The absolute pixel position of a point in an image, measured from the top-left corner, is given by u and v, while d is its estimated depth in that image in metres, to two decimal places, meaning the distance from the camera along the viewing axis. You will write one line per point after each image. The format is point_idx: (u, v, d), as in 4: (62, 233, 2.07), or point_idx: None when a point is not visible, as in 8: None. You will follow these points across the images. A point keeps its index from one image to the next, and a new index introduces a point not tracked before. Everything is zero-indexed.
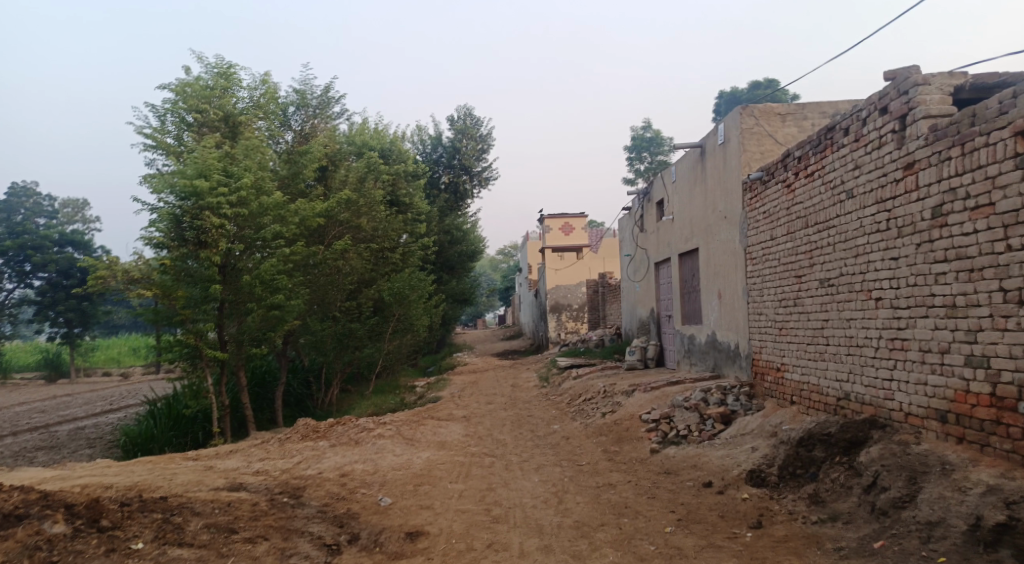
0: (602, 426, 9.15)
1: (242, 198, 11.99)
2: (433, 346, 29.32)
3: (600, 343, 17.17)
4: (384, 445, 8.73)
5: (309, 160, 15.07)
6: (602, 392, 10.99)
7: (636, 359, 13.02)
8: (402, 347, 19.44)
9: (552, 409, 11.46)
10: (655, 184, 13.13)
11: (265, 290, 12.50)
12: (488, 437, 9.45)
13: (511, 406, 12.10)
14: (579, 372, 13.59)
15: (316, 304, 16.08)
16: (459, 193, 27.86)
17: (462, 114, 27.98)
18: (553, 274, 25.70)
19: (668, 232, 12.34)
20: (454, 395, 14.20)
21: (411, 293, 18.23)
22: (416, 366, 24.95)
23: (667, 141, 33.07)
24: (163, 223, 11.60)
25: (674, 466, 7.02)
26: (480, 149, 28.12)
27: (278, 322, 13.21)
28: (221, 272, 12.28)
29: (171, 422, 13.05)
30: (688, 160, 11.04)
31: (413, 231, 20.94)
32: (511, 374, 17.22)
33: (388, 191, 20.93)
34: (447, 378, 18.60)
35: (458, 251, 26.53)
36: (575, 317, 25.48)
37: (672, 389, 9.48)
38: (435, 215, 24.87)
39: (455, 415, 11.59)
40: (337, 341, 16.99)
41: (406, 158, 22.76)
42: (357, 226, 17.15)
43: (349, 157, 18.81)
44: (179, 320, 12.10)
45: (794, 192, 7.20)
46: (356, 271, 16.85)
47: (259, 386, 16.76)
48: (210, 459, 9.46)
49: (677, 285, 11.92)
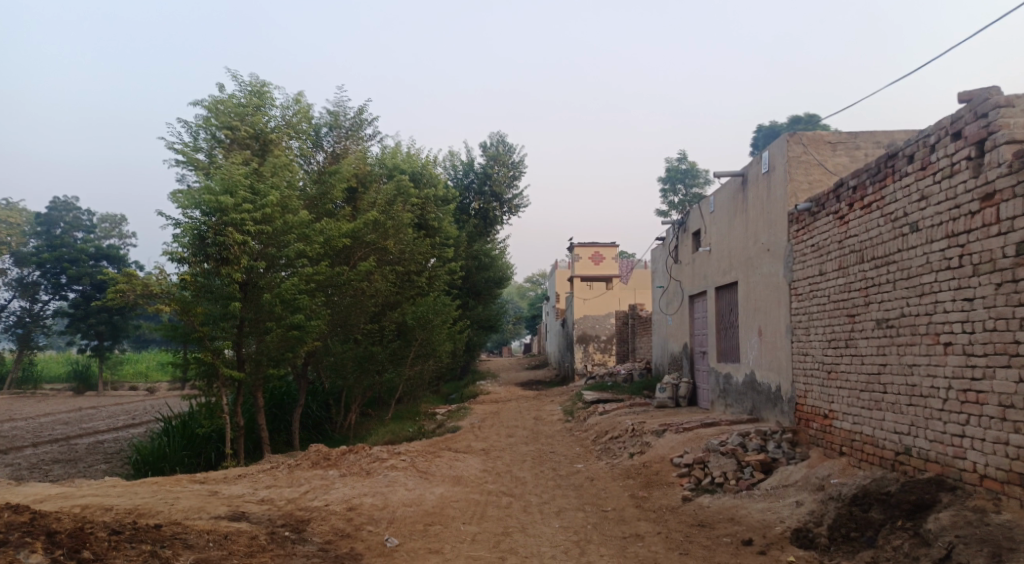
0: (629, 468, 8.58)
1: (266, 216, 12.00)
2: (457, 373, 28.87)
3: (628, 378, 16.54)
4: (397, 477, 8.26)
5: (338, 180, 15.03)
6: (630, 430, 10.41)
7: (666, 397, 12.47)
8: (424, 372, 19.02)
9: (576, 445, 10.88)
10: (692, 214, 12.62)
11: (284, 311, 12.40)
12: (507, 474, 8.91)
13: (533, 441, 11.54)
14: (605, 408, 13.03)
15: (338, 326, 15.78)
16: (489, 220, 27.63)
17: (495, 141, 27.84)
18: (581, 304, 25.17)
19: (704, 264, 11.79)
20: (474, 425, 13.69)
21: (435, 318, 17.87)
22: (439, 393, 24.49)
23: (702, 173, 32.52)
24: (186, 238, 11.45)
25: (708, 519, 6.44)
26: (511, 176, 27.92)
27: (297, 342, 12.90)
28: (243, 290, 12.13)
29: (184, 441, 12.75)
30: (728, 189, 10.53)
31: (440, 255, 20.67)
32: (534, 405, 16.65)
33: (416, 214, 20.77)
34: (469, 407, 18.10)
35: (486, 278, 26.17)
36: (603, 349, 24.82)
37: (707, 431, 8.89)
38: (464, 241, 24.63)
39: (474, 447, 11.08)
40: (358, 365, 16.64)
41: (437, 183, 22.62)
42: (383, 248, 16.90)
43: (378, 179, 18.69)
44: (197, 337, 11.86)
45: (848, 224, 6.65)
46: (379, 293, 16.59)
47: (277, 408, 16.46)
48: (216, 483, 9.08)
49: (713, 320, 11.34)
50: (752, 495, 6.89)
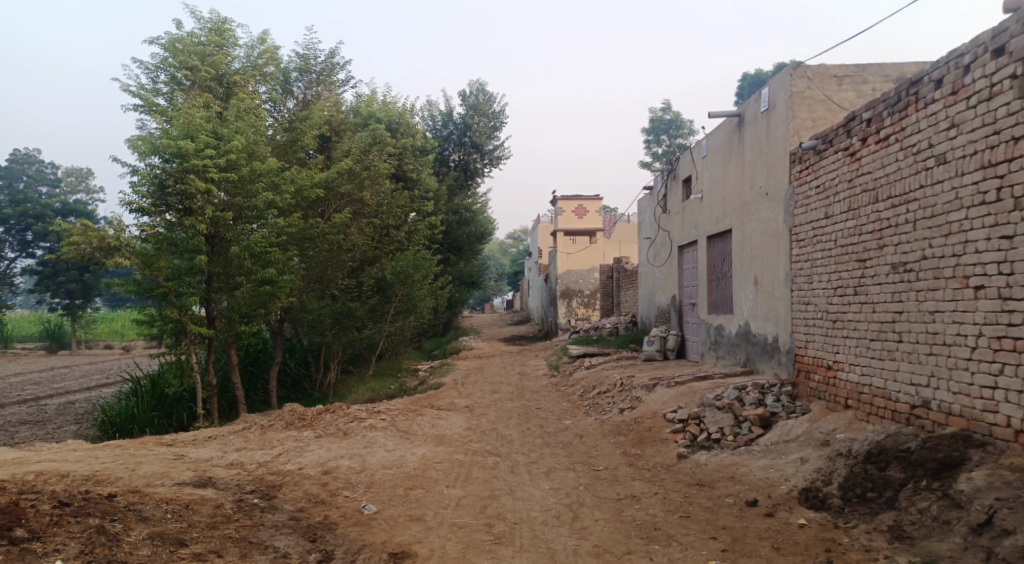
0: (620, 424, 8.18)
1: (231, 161, 11.12)
2: (439, 329, 28.41)
3: (615, 331, 16.15)
4: (375, 438, 7.79)
5: (309, 126, 14.17)
6: (618, 384, 10.03)
7: (654, 349, 12.07)
8: (405, 328, 18.46)
9: (563, 401, 10.49)
10: (682, 159, 12.05)
11: (255, 263, 11.64)
12: (492, 432, 8.48)
13: (518, 397, 11.13)
14: (591, 362, 12.66)
15: (313, 281, 15.16)
16: (470, 172, 26.79)
17: (474, 90, 26.80)
18: (565, 257, 24.69)
19: (695, 212, 11.29)
20: (457, 382, 13.26)
21: (415, 273, 17.24)
22: (420, 350, 24.02)
23: (687, 124, 31.82)
24: (144, 186, 10.69)
25: (707, 478, 6.05)
26: (493, 126, 26.91)
27: (270, 298, 12.18)
28: (209, 242, 11.44)
29: (154, 401, 12.14)
30: (723, 132, 9.96)
31: (419, 208, 19.95)
32: (519, 361, 16.25)
33: (393, 165, 19.92)
34: (452, 363, 17.66)
35: (467, 233, 25.50)
36: (587, 304, 24.45)
37: (699, 384, 8.49)
38: (443, 194, 23.87)
39: (457, 404, 10.64)
40: (336, 321, 16.06)
41: (414, 132, 21.70)
42: (359, 199, 16.15)
43: (352, 128, 17.79)
44: (161, 293, 11.23)
45: (860, 161, 6.15)
46: (356, 246, 15.94)
47: (252, 366, 15.88)
48: (184, 447, 8.55)
49: (704, 270, 10.90)
50: (751, 451, 6.50)
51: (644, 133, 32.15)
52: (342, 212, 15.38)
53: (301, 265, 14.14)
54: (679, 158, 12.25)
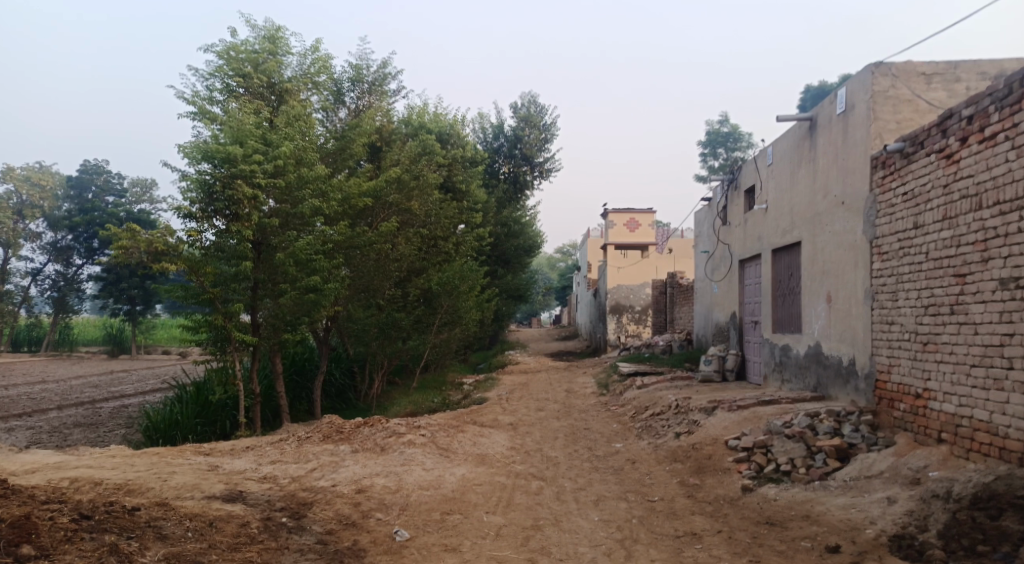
0: (677, 450, 7.56)
1: (277, 167, 11.12)
2: (485, 343, 28.03)
3: (668, 349, 15.41)
4: (414, 455, 7.38)
5: (358, 134, 14.04)
6: (674, 407, 9.39)
7: (712, 370, 11.36)
8: (451, 341, 18.14)
9: (613, 422, 9.89)
10: (745, 168, 11.33)
11: (299, 270, 11.52)
12: (537, 453, 7.96)
13: (565, 415, 10.58)
14: (643, 381, 12.02)
15: (360, 290, 14.95)
16: (520, 184, 26.45)
17: (526, 102, 26.49)
18: (615, 272, 24.03)
19: (759, 223, 10.57)
20: (502, 397, 12.79)
21: (461, 284, 16.94)
22: (466, 363, 23.69)
23: (745, 136, 30.79)
24: (193, 191, 10.68)
25: (777, 516, 5.40)
26: (544, 138, 26.56)
27: (314, 306, 12.02)
28: (256, 249, 11.35)
29: (197, 408, 12.06)
30: (792, 137, 9.25)
31: (468, 219, 19.66)
32: (566, 377, 15.66)
33: (443, 175, 19.75)
34: (497, 378, 17.22)
35: (516, 245, 25.11)
36: (638, 320, 23.66)
37: (765, 409, 7.80)
38: (493, 206, 23.57)
39: (501, 421, 10.17)
40: (381, 332, 15.82)
41: (465, 143, 21.50)
42: (406, 208, 15.96)
43: (403, 137, 17.67)
44: (208, 299, 11.10)
45: (958, 163, 5.46)
46: (403, 256, 15.70)
47: (297, 376, 15.77)
48: (220, 457, 8.31)
49: (768, 286, 10.16)
50: (827, 487, 5.82)
51: (700, 146, 31.24)
52: (390, 221, 15.21)
53: (348, 275, 14.08)
54: (741, 167, 11.54)
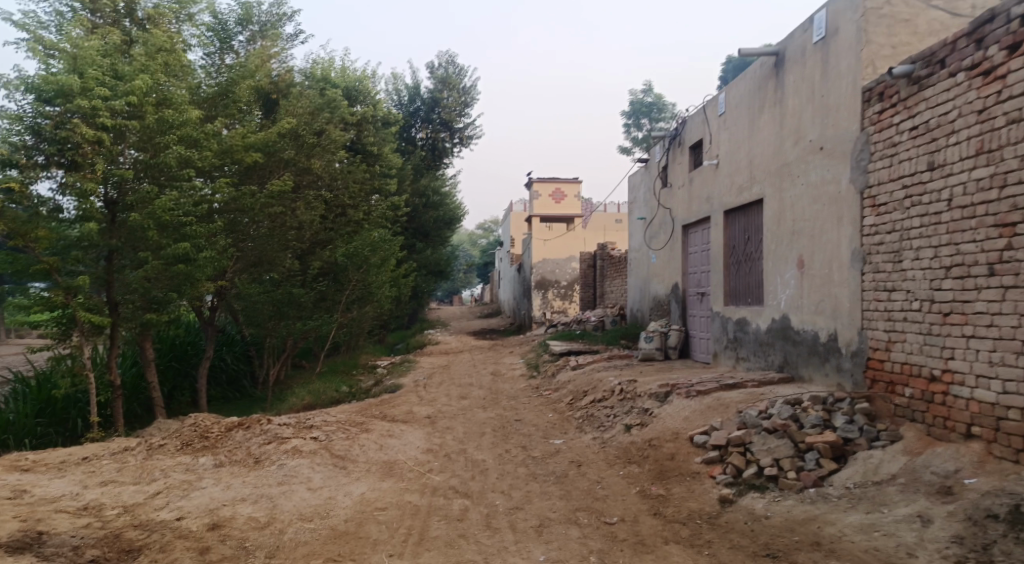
0: (629, 448, 6.19)
1: (129, 108, 8.89)
2: (402, 322, 26.16)
3: (599, 325, 14.19)
4: (298, 468, 5.66)
5: (242, 77, 11.85)
6: (618, 392, 8.09)
7: (654, 347, 10.16)
8: (363, 318, 16.17)
9: (547, 412, 8.46)
10: (691, 121, 10.10)
11: (163, 229, 9.39)
12: (459, 457, 6.41)
13: (491, 405, 9.07)
14: (577, 361, 10.70)
15: (251, 262, 12.99)
16: (438, 152, 24.56)
17: (444, 61, 24.54)
18: (540, 244, 22.66)
19: (708, 182, 9.37)
20: (418, 383, 11.16)
21: (372, 256, 14.76)
22: (381, 344, 21.83)
23: (669, 107, 30.03)
24: (18, 132, 8.50)
25: (779, 542, 4.09)
26: (464, 102, 24.73)
27: (186, 279, 9.88)
28: (107, 208, 9.12)
29: (39, 407, 9.77)
30: (750, 79, 8.02)
31: (380, 186, 17.70)
32: (490, 358, 14.16)
33: (350, 136, 17.66)
34: (413, 360, 15.54)
35: (434, 217, 23.28)
36: (563, 295, 22.58)
37: (730, 395, 6.55)
38: (408, 173, 21.64)
39: (416, 414, 8.55)
40: (277, 310, 13.59)
41: (376, 102, 19.41)
42: (306, 168, 14.08)
43: (303, 89, 15.50)
44: (43, 271, 8.84)
45: (1004, 81, 4.28)
46: (300, 219, 13.81)
47: (177, 362, 13.52)
48: (39, 475, 6.28)
49: (717, 253, 9.00)
50: (828, 498, 4.57)
51: (624, 116, 30.27)
52: (286, 180, 13.10)
53: (232, 248, 12.07)
54: (686, 121, 10.29)
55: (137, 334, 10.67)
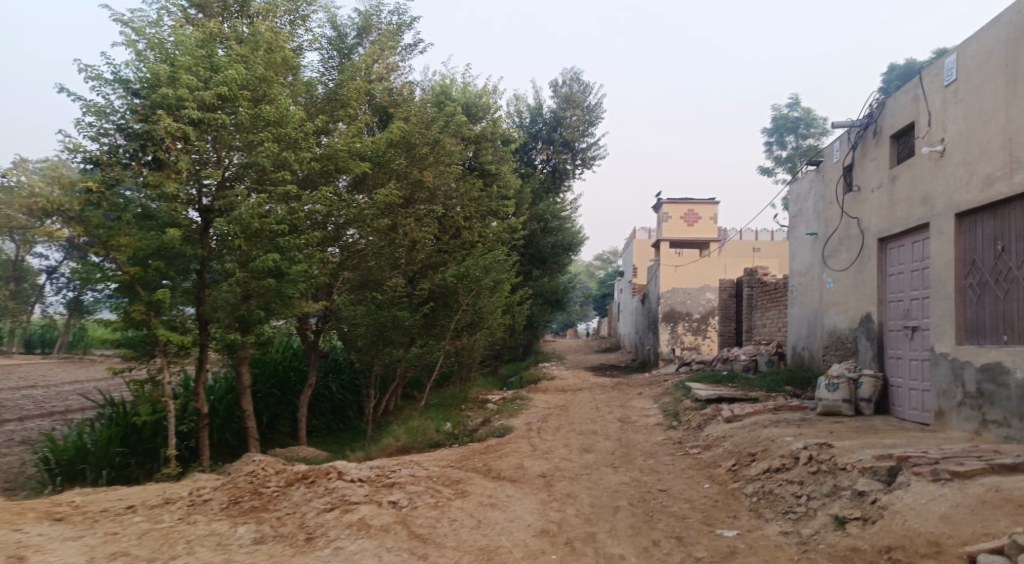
0: (852, 560, 4.00)
1: (220, 98, 7.96)
2: (518, 353, 24.61)
3: (751, 366, 11.79)
4: (360, 555, 4.00)
5: (349, 79, 10.83)
6: (807, 460, 5.87)
7: (840, 399, 7.78)
8: (476, 346, 14.58)
9: (703, 480, 6.36)
10: (892, 104, 7.87)
11: (250, 237, 8.35)
12: (588, 547, 4.50)
13: (624, 463, 7.08)
14: (733, 411, 8.49)
15: (358, 283, 12.19)
16: (559, 174, 23.03)
17: (567, 80, 23.16)
18: (671, 271, 20.32)
19: (923, 179, 7.10)
20: (533, 427, 9.37)
21: (485, 277, 13.28)
22: (494, 377, 20.35)
23: (818, 122, 26.84)
24: (105, 129, 7.75)
25: None
26: (587, 121, 23.18)
27: (277, 297, 8.73)
28: (202, 219, 8.38)
29: (121, 435, 8.90)
30: (1006, 25, 5.81)
31: (496, 207, 16.34)
32: (617, 399, 12.14)
33: (466, 152, 16.54)
34: (528, 397, 13.83)
35: (553, 242, 21.63)
36: (696, 330, 20.14)
37: (1014, 483, 4.20)
38: (526, 194, 20.24)
39: (530, 470, 6.74)
40: (380, 336, 12.27)
41: (496, 118, 18.21)
42: (417, 181, 12.99)
43: (420, 101, 14.55)
44: (125, 284, 7.90)
45: None
46: (406, 235, 12.59)
47: (276, 389, 12.61)
48: (65, 529, 5.04)
49: (943, 272, 6.64)
50: None
51: (765, 134, 27.43)
52: (394, 193, 11.98)
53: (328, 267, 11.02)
54: (885, 105, 8.04)
55: (233, 359, 9.89)
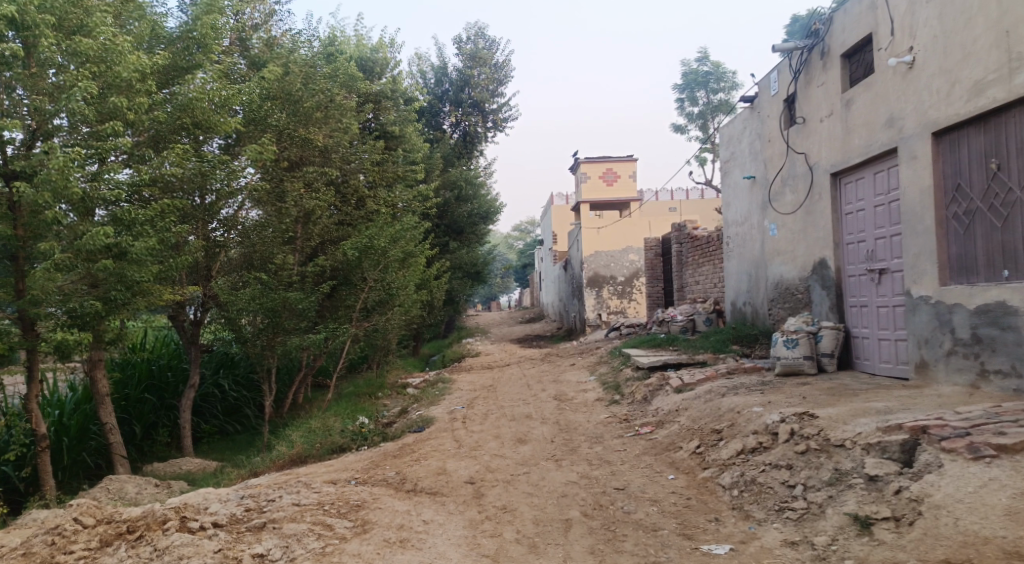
0: None
1: (9, 26, 6.12)
2: (439, 330, 23.19)
3: (689, 327, 10.92)
4: None
5: (204, 15, 8.83)
6: (788, 436, 4.81)
7: (800, 357, 6.89)
8: (390, 327, 12.85)
9: (664, 469, 5.24)
10: (841, 17, 6.89)
11: (70, 206, 6.46)
12: None
13: (568, 455, 5.87)
14: (683, 379, 7.46)
15: (240, 263, 10.64)
16: (470, 138, 21.47)
17: (472, 35, 21.51)
18: (594, 234, 19.36)
19: (885, 97, 6.16)
20: (457, 415, 8.06)
21: (392, 249, 11.73)
22: (414, 358, 18.87)
23: (728, 75, 26.41)
24: None
25: None
26: (496, 79, 21.66)
27: (121, 282, 6.92)
28: (7, 186, 6.45)
29: None
30: None
31: (402, 172, 14.68)
32: (548, 373, 10.99)
33: (364, 111, 14.74)
34: (449, 378, 12.51)
35: (469, 210, 20.17)
36: (621, 293, 19.35)
37: None
38: (437, 160, 18.62)
39: (454, 476, 5.43)
40: (269, 323, 10.49)
41: (397, 75, 16.43)
42: (305, 141, 11.25)
43: (304, 50, 12.63)
44: None
45: None
46: (293, 204, 10.96)
47: (149, 394, 10.71)
48: None
49: (916, 202, 5.74)
50: None
51: (676, 89, 26.78)
52: (267, 147, 9.96)
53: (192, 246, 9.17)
54: (832, 20, 7.07)
55: (86, 364, 8.48)
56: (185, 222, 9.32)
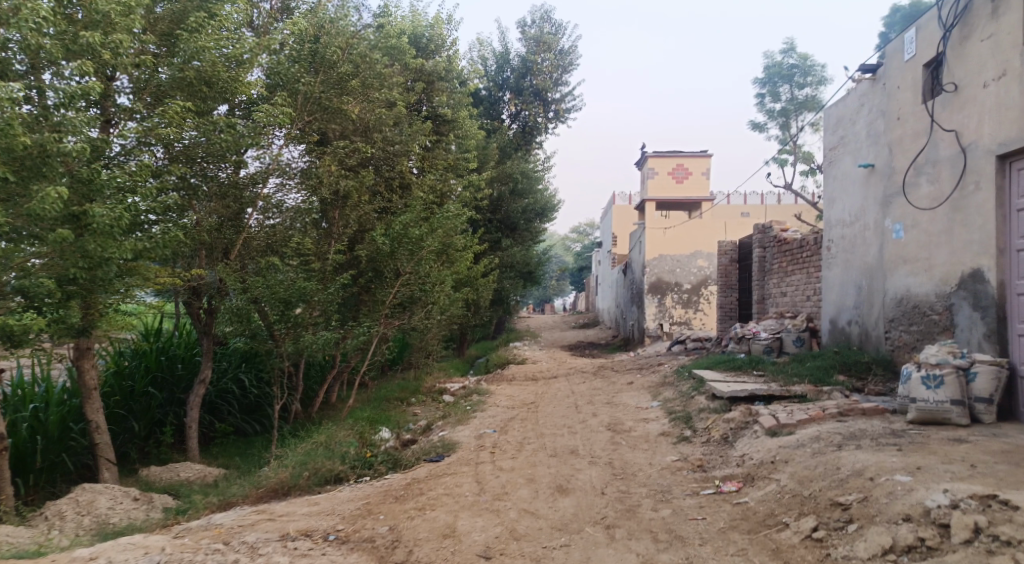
0: None
1: None
2: (487, 330, 21.80)
3: (774, 346, 9.16)
4: None
5: None
6: (971, 537, 3.13)
7: (946, 400, 5.10)
8: (428, 327, 11.44)
9: (765, 559, 3.61)
10: None
11: (19, 161, 5.22)
12: None
13: (624, 520, 4.30)
14: (778, 418, 5.76)
15: (260, 250, 9.33)
16: (530, 129, 19.95)
17: (537, 18, 19.98)
18: (660, 235, 17.59)
19: None
20: (487, 442, 6.56)
21: (431, 240, 10.30)
22: (457, 361, 17.51)
23: (816, 69, 24.01)
24: None
25: None
26: (561, 66, 20.05)
27: (88, 261, 5.72)
28: None
29: None
30: None
31: (453, 159, 13.30)
32: (601, 392, 9.37)
33: (412, 90, 13.40)
34: (489, 388, 11.06)
35: (525, 206, 18.63)
36: (686, 302, 17.50)
37: None
38: (493, 150, 17.18)
39: (465, 542, 3.94)
40: (281, 315, 8.86)
41: (453, 54, 15.06)
42: (337, 112, 9.94)
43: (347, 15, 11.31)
44: None
45: None
46: (323, 183, 9.71)
47: (155, 388, 9.66)
48: None
49: None
50: None
51: (757, 84, 24.58)
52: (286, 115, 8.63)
53: (188, 222, 7.88)
54: None
55: (74, 352, 7.37)
56: (185, 195, 8.03)
